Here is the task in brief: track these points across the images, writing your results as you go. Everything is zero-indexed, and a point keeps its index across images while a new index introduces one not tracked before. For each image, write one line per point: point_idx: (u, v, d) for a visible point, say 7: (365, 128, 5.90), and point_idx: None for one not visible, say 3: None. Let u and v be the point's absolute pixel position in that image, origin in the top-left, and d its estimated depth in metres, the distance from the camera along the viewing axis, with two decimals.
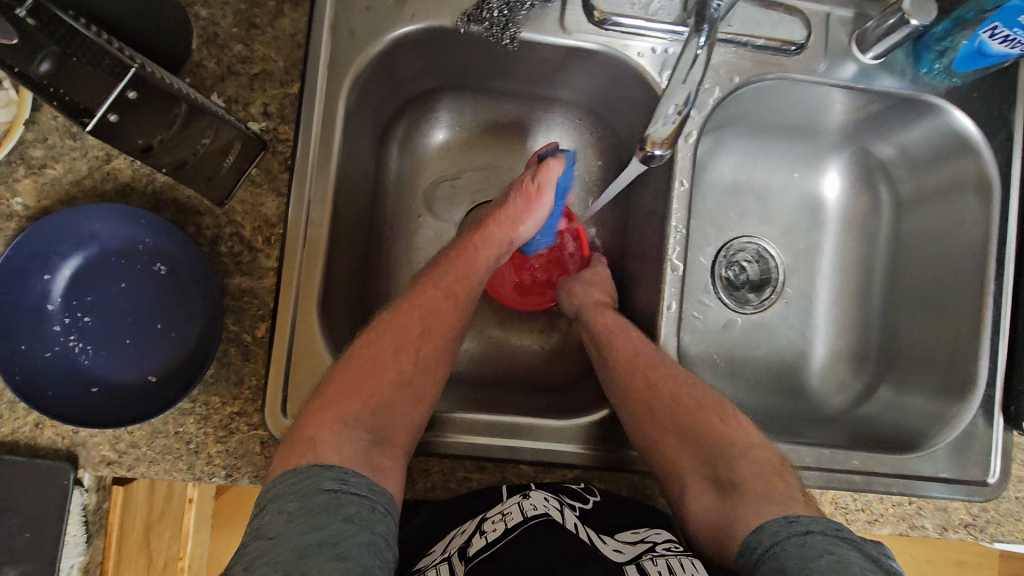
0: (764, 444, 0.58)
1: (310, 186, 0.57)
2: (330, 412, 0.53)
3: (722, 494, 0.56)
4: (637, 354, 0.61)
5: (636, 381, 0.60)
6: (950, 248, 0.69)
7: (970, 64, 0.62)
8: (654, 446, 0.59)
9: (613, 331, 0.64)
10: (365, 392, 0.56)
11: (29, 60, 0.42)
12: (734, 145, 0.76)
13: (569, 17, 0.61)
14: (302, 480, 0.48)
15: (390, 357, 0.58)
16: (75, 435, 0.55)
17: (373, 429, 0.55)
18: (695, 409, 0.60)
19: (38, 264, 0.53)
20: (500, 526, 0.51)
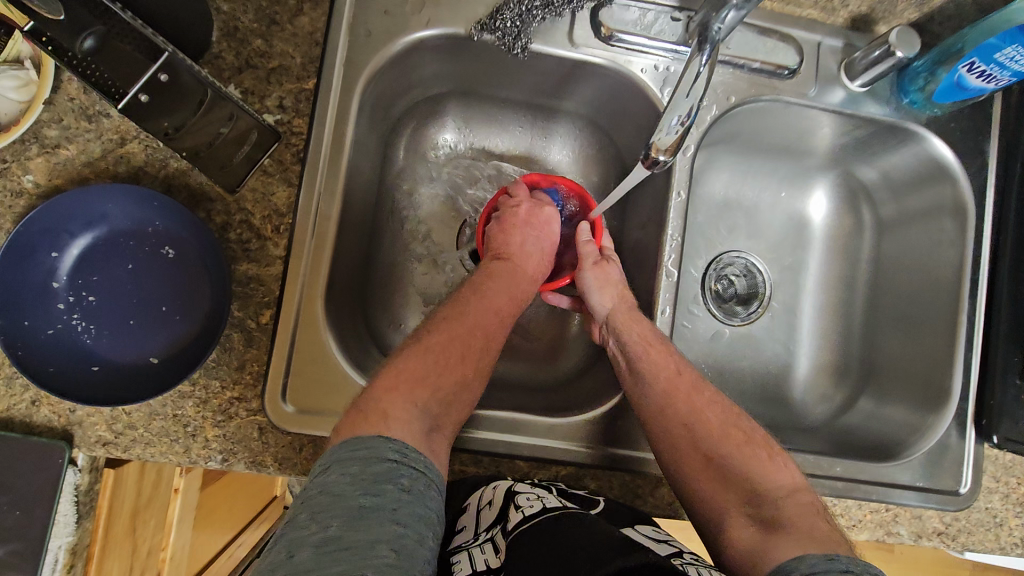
0: (805, 489, 0.54)
1: (322, 179, 0.59)
2: (389, 391, 0.51)
3: (762, 528, 0.51)
4: (681, 373, 0.60)
5: (677, 401, 0.59)
6: (928, 269, 0.73)
7: (949, 96, 0.65)
8: (692, 470, 0.56)
9: (649, 347, 0.61)
10: (432, 382, 0.53)
11: (72, 36, 0.46)
12: (727, 163, 0.79)
13: (578, 31, 0.64)
14: (360, 448, 0.46)
15: (454, 354, 0.56)
16: (72, 414, 0.55)
17: (437, 414, 0.52)
18: (742, 441, 0.56)
19: (47, 242, 0.53)
20: (536, 505, 0.50)
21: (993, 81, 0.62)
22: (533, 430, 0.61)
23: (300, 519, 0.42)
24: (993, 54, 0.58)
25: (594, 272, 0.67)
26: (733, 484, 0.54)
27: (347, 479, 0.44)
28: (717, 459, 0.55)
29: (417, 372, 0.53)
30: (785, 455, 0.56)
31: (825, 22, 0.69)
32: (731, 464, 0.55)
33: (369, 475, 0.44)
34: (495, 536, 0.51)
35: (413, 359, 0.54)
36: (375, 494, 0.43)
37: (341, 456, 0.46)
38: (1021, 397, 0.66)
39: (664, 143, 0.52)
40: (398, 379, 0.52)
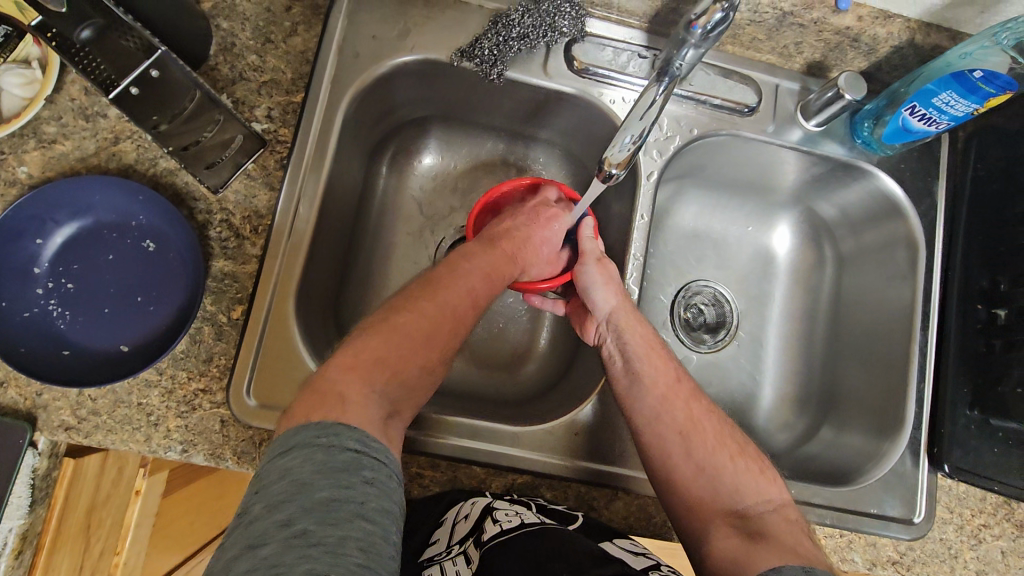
0: (791, 506, 0.56)
1: (302, 185, 0.62)
2: (349, 371, 0.49)
3: (746, 539, 0.52)
4: (678, 380, 0.62)
5: (674, 407, 0.60)
6: (885, 302, 0.76)
7: (896, 138, 0.70)
8: (682, 476, 0.57)
9: (649, 351, 0.63)
10: (398, 363, 0.51)
11: (72, 26, 0.51)
12: (696, 195, 0.83)
13: (552, 63, 0.69)
14: (324, 434, 0.43)
15: (424, 337, 0.53)
16: (38, 397, 0.55)
17: (395, 398, 0.50)
18: (735, 453, 0.58)
19: (33, 229, 0.56)
20: (515, 520, 0.53)
21: (934, 124, 0.66)
22: (493, 437, 0.62)
23: (255, 512, 0.40)
24: (930, 99, 0.63)
25: (595, 266, 0.66)
26: (722, 494, 0.55)
27: (313, 467, 0.41)
28: (708, 469, 0.57)
29: (379, 354, 0.51)
30: (774, 473, 0.59)
31: (784, 66, 0.74)
32: (723, 475, 0.56)
33: (335, 464, 0.42)
34: (469, 549, 0.53)
35: (378, 339, 0.52)
36: (343, 485, 0.41)
37: (302, 440, 0.43)
38: (971, 427, 0.68)
39: (617, 158, 0.56)
40: (361, 360, 0.50)
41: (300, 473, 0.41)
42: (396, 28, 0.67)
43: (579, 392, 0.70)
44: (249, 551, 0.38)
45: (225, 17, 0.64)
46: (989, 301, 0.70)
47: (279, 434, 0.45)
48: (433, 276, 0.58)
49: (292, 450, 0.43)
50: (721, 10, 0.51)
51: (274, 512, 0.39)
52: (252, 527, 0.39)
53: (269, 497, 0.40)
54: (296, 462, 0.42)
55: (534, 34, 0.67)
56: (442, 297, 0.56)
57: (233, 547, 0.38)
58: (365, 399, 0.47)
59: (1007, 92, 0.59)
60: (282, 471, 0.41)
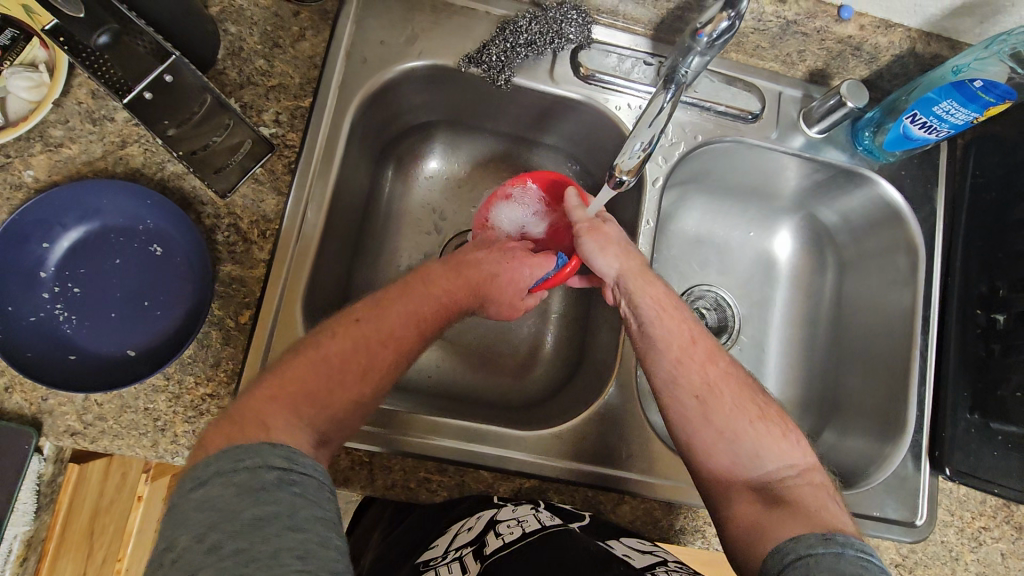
0: (815, 470, 0.57)
1: (310, 190, 0.62)
2: (272, 403, 0.48)
3: (768, 504, 0.53)
4: (694, 342, 0.62)
5: (692, 371, 0.60)
6: (885, 308, 0.76)
7: (897, 145, 0.71)
8: (704, 444, 0.57)
9: (662, 312, 0.62)
10: (326, 392, 0.51)
11: (89, 32, 0.51)
12: (699, 200, 0.84)
13: (558, 69, 0.69)
14: (249, 457, 0.43)
15: (351, 362, 0.53)
16: (43, 402, 0.55)
17: (324, 428, 0.50)
18: (755, 416, 0.58)
19: (40, 233, 0.56)
20: (517, 532, 0.53)
21: (936, 132, 0.67)
22: (501, 441, 0.62)
23: (182, 547, 0.40)
24: (931, 107, 0.64)
25: (590, 237, 0.65)
26: (743, 461, 0.56)
27: (234, 491, 0.42)
28: (728, 434, 0.57)
29: (306, 387, 0.50)
30: (797, 434, 0.59)
31: (787, 74, 0.75)
32: (744, 439, 0.57)
33: (258, 485, 0.42)
34: (466, 556, 0.52)
35: (305, 370, 0.51)
36: (269, 503, 0.41)
37: (221, 469, 0.43)
38: (971, 430, 0.69)
39: (627, 165, 0.59)
40: (285, 387, 0.50)
41: (221, 500, 0.41)
42: (403, 33, 0.67)
43: (585, 397, 0.70)
44: None
45: (233, 22, 0.64)
46: (987, 306, 0.71)
47: (190, 466, 0.44)
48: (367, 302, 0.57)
49: (209, 480, 0.42)
50: (727, 18, 0.50)
51: (200, 542, 0.40)
52: (176, 564, 0.39)
53: (192, 531, 0.40)
54: (214, 491, 0.42)
55: (541, 41, 0.68)
56: (379, 323, 0.55)
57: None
58: (291, 430, 0.47)
59: (1007, 101, 0.60)
60: (198, 503, 0.41)
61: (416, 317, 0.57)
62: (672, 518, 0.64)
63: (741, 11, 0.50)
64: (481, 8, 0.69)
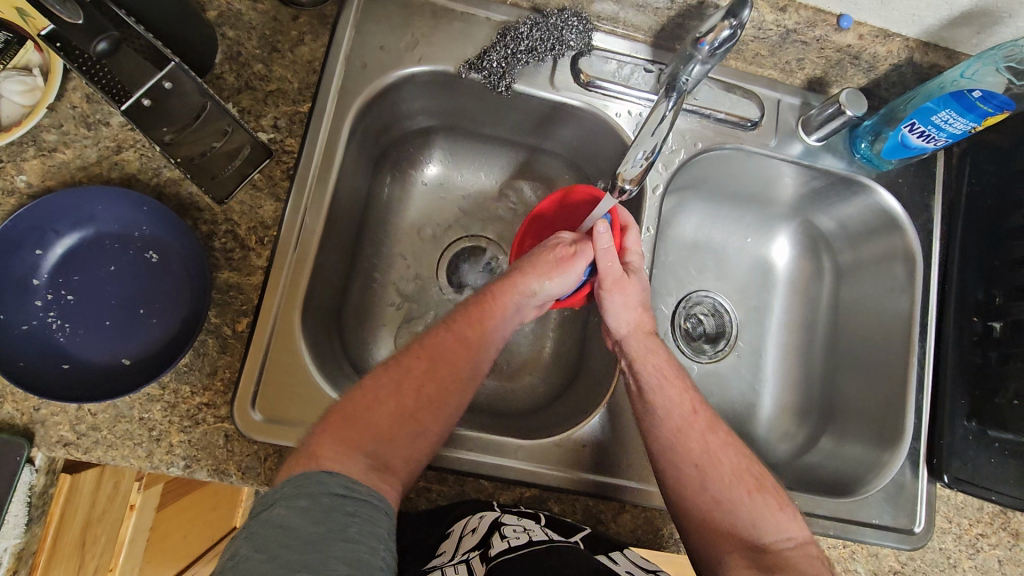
0: (813, 543, 0.57)
1: (308, 196, 0.62)
2: (334, 441, 0.49)
3: (761, 571, 0.53)
4: (696, 412, 0.61)
5: (691, 441, 0.59)
6: (882, 315, 0.77)
7: (895, 153, 0.71)
8: (696, 509, 0.57)
9: (665, 380, 0.62)
10: (376, 422, 0.52)
11: (89, 39, 0.50)
12: (697, 207, 0.84)
13: (558, 75, 0.69)
14: (310, 484, 0.45)
15: (401, 389, 0.54)
16: (36, 412, 0.54)
17: (377, 453, 0.50)
18: (752, 487, 0.58)
19: (33, 239, 0.55)
20: (522, 538, 0.52)
21: (932, 141, 0.67)
22: (501, 449, 0.62)
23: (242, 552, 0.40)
24: (929, 117, 0.64)
25: (614, 291, 0.63)
26: (738, 527, 0.56)
27: (299, 511, 0.43)
28: (725, 502, 0.57)
29: (367, 424, 0.51)
30: (794, 507, 0.58)
31: (786, 82, 0.75)
32: (740, 509, 0.57)
33: (319, 508, 0.43)
34: (473, 559, 0.50)
35: (367, 406, 0.52)
36: (327, 522, 0.42)
37: (287, 492, 0.44)
38: (969, 437, 0.69)
39: (629, 173, 0.62)
40: (337, 419, 0.51)
41: (283, 518, 0.42)
42: (403, 38, 0.67)
43: (585, 405, 0.70)
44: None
45: (230, 26, 0.63)
46: (984, 314, 0.71)
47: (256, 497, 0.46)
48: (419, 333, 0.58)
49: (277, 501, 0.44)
50: (729, 27, 0.50)
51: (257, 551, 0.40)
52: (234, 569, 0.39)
53: (251, 540, 0.41)
54: (279, 510, 0.43)
55: (542, 47, 0.68)
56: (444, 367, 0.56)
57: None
58: (341, 459, 0.48)
59: (1005, 110, 0.61)
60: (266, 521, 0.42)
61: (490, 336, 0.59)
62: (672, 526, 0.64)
63: (743, 21, 0.50)
64: (481, 14, 0.69)
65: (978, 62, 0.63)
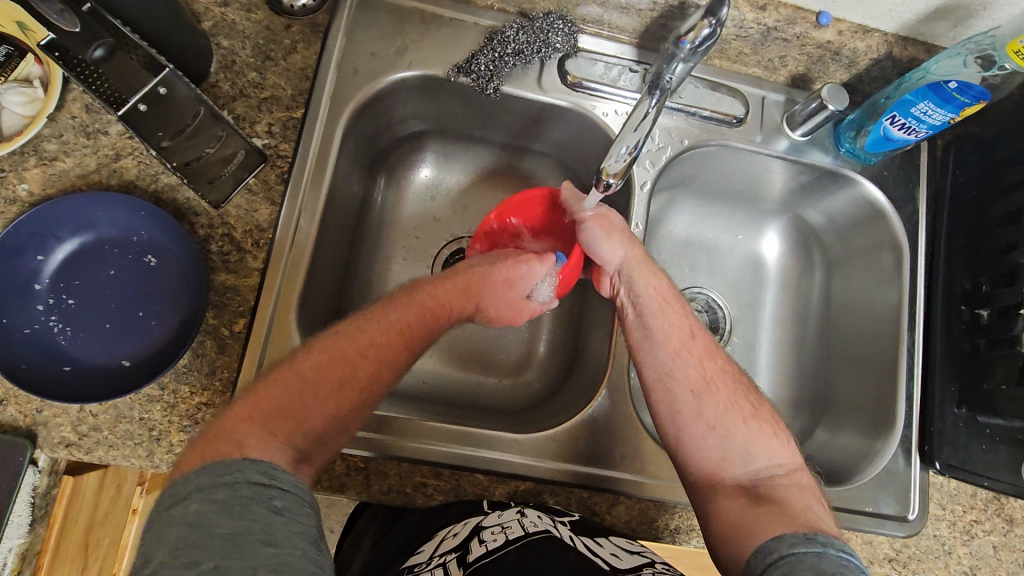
0: (804, 472, 0.58)
1: (302, 199, 0.63)
2: (250, 423, 0.48)
3: (751, 501, 0.54)
4: (692, 336, 0.64)
5: (687, 365, 0.62)
6: (872, 307, 0.78)
7: (879, 147, 0.73)
8: (693, 439, 0.59)
9: (663, 304, 0.65)
10: (296, 409, 0.50)
11: (84, 47, 0.52)
12: (687, 204, 0.85)
13: (546, 77, 0.71)
14: (225, 473, 0.43)
15: (325, 372, 0.52)
16: (38, 414, 0.55)
17: (299, 447, 0.49)
18: (747, 414, 0.59)
19: (35, 245, 0.56)
20: (500, 538, 0.53)
21: (915, 133, 0.69)
22: (493, 442, 0.63)
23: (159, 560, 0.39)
24: (909, 108, 0.66)
25: (595, 221, 0.66)
26: (732, 454, 0.57)
27: (215, 506, 0.41)
28: (718, 428, 0.58)
29: (284, 404, 0.50)
30: (787, 436, 0.60)
31: (770, 79, 0.77)
32: (733, 436, 0.58)
33: (236, 499, 0.42)
34: (449, 562, 0.51)
35: (284, 385, 0.51)
36: (244, 518, 0.41)
37: (202, 484, 0.42)
38: (959, 424, 0.70)
39: (614, 168, 0.60)
40: (258, 405, 0.49)
41: (200, 513, 0.41)
42: (393, 45, 0.69)
43: (579, 400, 0.71)
44: None
45: (225, 36, 0.65)
46: (971, 302, 0.72)
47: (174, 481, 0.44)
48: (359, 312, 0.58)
49: (188, 495, 0.42)
50: (708, 25, 0.52)
51: (178, 556, 0.39)
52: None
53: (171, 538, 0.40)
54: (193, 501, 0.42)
55: (529, 50, 0.69)
56: (350, 336, 0.55)
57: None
58: (266, 449, 0.46)
59: (981, 101, 0.62)
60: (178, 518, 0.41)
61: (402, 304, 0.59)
62: (665, 518, 0.64)
63: (721, 19, 0.51)
64: (469, 19, 0.71)
65: (944, 57, 0.66)
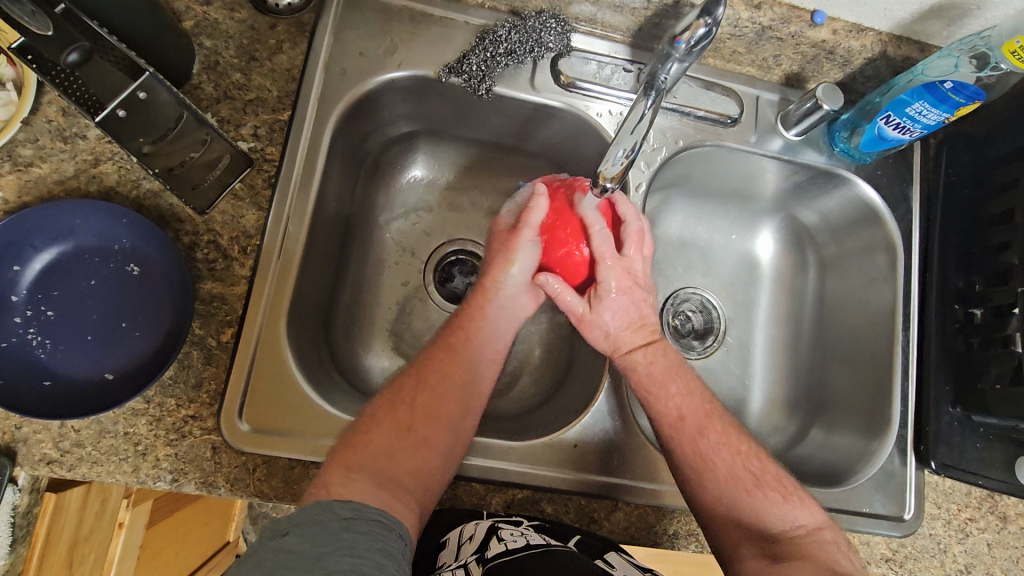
0: (827, 528, 0.58)
1: (291, 205, 0.61)
2: (343, 469, 0.50)
3: (771, 563, 0.55)
4: (682, 417, 0.61)
5: (682, 445, 0.60)
6: (866, 307, 0.78)
7: (873, 146, 0.72)
8: (704, 511, 0.59)
9: (649, 389, 0.62)
10: (370, 439, 0.53)
11: (58, 51, 0.49)
12: (681, 205, 0.84)
13: (539, 78, 0.69)
14: (318, 511, 0.45)
15: (390, 408, 0.56)
16: (17, 431, 0.53)
17: (383, 470, 0.52)
18: (750, 485, 0.59)
19: (10, 255, 0.54)
20: (520, 540, 0.52)
21: (909, 132, 0.68)
22: (489, 451, 0.61)
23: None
24: (905, 109, 0.66)
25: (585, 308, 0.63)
26: (745, 522, 0.57)
27: (307, 528, 0.43)
28: (725, 501, 0.58)
29: (367, 439, 0.53)
30: (801, 493, 0.60)
31: (763, 78, 0.76)
32: (741, 507, 0.58)
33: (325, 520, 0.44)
34: (470, 564, 0.51)
35: (360, 426, 0.55)
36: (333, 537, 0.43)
37: (301, 516, 0.44)
38: (954, 423, 0.70)
39: (611, 172, 0.59)
40: (338, 449, 0.52)
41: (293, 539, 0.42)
42: (382, 45, 0.67)
43: (575, 406, 0.70)
44: None
45: (208, 36, 0.63)
46: (965, 301, 0.72)
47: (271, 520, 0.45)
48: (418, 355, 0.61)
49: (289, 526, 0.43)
50: (704, 25, 0.51)
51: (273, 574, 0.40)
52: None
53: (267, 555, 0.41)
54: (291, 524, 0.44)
55: (521, 50, 0.68)
56: (413, 374, 0.59)
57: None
58: (344, 480, 0.49)
59: (976, 101, 0.62)
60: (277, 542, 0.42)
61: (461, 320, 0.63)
62: (664, 523, 0.64)
63: (718, 18, 0.50)
64: (460, 18, 0.69)
65: (936, 57, 0.65)
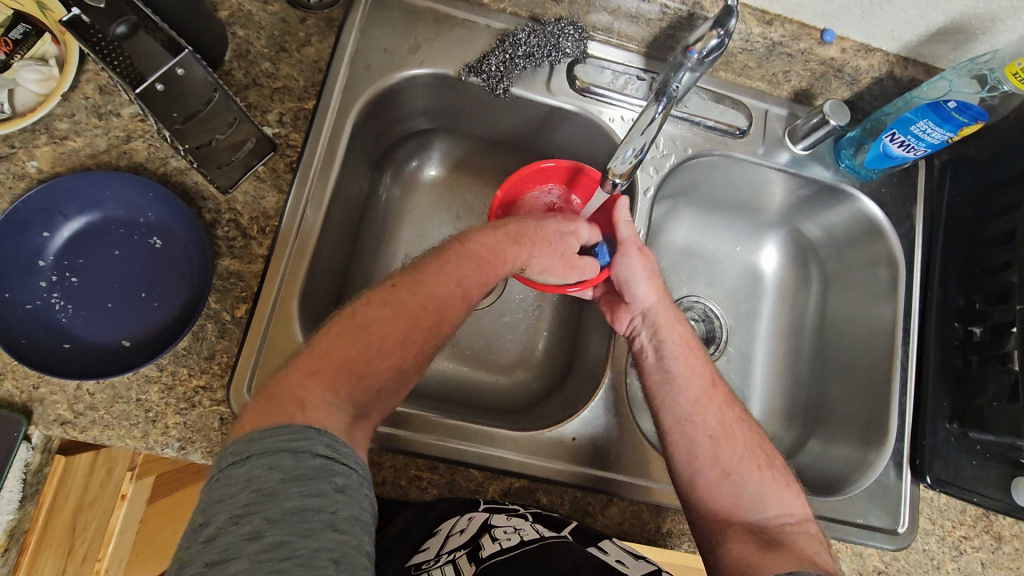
0: (812, 521, 0.59)
1: (310, 190, 0.64)
2: (311, 374, 0.48)
3: (763, 544, 0.55)
4: (713, 385, 0.66)
5: (707, 411, 0.63)
6: (867, 322, 0.79)
7: (878, 163, 0.74)
8: (707, 486, 0.59)
9: (686, 352, 0.67)
10: (366, 364, 0.51)
11: (107, 22, 0.51)
12: (688, 213, 0.86)
13: (554, 81, 0.72)
14: (295, 439, 0.42)
15: (388, 326, 0.53)
16: (34, 390, 0.55)
17: (360, 403, 0.49)
18: (762, 463, 0.61)
19: (41, 222, 0.56)
20: (515, 538, 0.53)
21: (913, 150, 0.70)
22: (488, 440, 0.63)
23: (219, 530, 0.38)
24: (908, 127, 0.67)
25: (642, 259, 0.67)
26: (743, 503, 0.59)
27: (279, 476, 0.40)
28: (733, 475, 0.60)
29: (343, 352, 0.50)
30: (798, 488, 0.62)
31: (773, 93, 0.79)
32: (748, 482, 0.59)
33: (301, 472, 0.40)
34: (460, 559, 0.52)
35: (347, 339, 0.51)
36: (312, 494, 0.40)
37: (270, 446, 0.41)
38: (951, 439, 0.71)
39: (620, 169, 0.62)
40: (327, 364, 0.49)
41: (264, 481, 0.39)
42: (406, 43, 0.70)
43: (572, 402, 0.70)
44: (210, 569, 0.36)
45: (241, 26, 0.66)
46: (966, 318, 0.73)
47: (241, 435, 0.43)
48: (443, 253, 0.59)
49: (252, 458, 0.41)
50: (717, 36, 0.52)
51: (236, 525, 0.38)
52: (212, 545, 0.37)
53: (236, 506, 0.39)
54: (258, 470, 0.40)
55: (539, 53, 0.71)
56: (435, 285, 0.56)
57: (214, 554, 0.37)
58: (329, 415, 0.45)
59: (978, 122, 0.64)
60: (244, 482, 0.39)
61: (488, 265, 0.60)
62: (659, 521, 0.65)
63: (729, 30, 0.51)
64: (482, 21, 0.72)
65: (938, 78, 0.68)
